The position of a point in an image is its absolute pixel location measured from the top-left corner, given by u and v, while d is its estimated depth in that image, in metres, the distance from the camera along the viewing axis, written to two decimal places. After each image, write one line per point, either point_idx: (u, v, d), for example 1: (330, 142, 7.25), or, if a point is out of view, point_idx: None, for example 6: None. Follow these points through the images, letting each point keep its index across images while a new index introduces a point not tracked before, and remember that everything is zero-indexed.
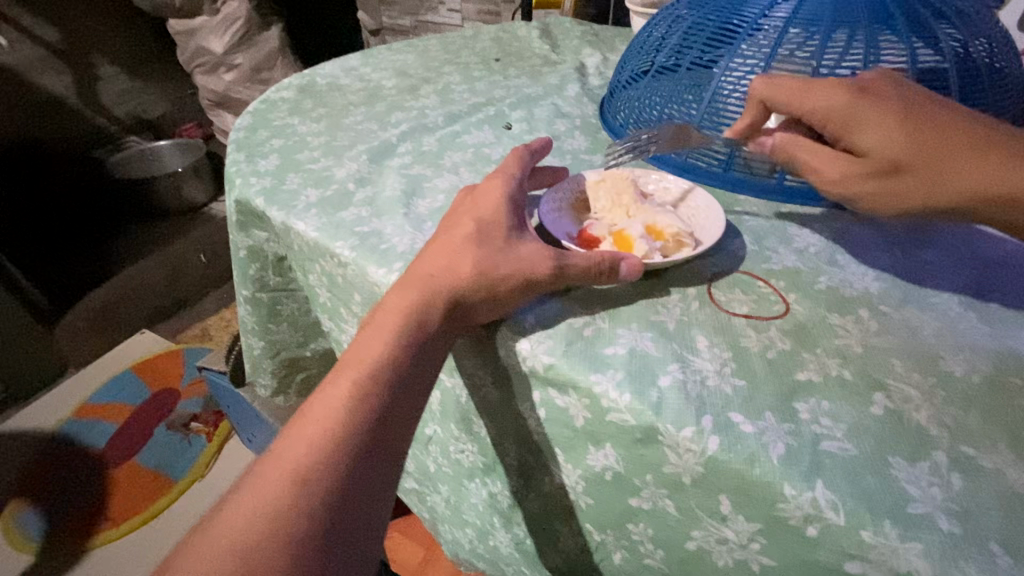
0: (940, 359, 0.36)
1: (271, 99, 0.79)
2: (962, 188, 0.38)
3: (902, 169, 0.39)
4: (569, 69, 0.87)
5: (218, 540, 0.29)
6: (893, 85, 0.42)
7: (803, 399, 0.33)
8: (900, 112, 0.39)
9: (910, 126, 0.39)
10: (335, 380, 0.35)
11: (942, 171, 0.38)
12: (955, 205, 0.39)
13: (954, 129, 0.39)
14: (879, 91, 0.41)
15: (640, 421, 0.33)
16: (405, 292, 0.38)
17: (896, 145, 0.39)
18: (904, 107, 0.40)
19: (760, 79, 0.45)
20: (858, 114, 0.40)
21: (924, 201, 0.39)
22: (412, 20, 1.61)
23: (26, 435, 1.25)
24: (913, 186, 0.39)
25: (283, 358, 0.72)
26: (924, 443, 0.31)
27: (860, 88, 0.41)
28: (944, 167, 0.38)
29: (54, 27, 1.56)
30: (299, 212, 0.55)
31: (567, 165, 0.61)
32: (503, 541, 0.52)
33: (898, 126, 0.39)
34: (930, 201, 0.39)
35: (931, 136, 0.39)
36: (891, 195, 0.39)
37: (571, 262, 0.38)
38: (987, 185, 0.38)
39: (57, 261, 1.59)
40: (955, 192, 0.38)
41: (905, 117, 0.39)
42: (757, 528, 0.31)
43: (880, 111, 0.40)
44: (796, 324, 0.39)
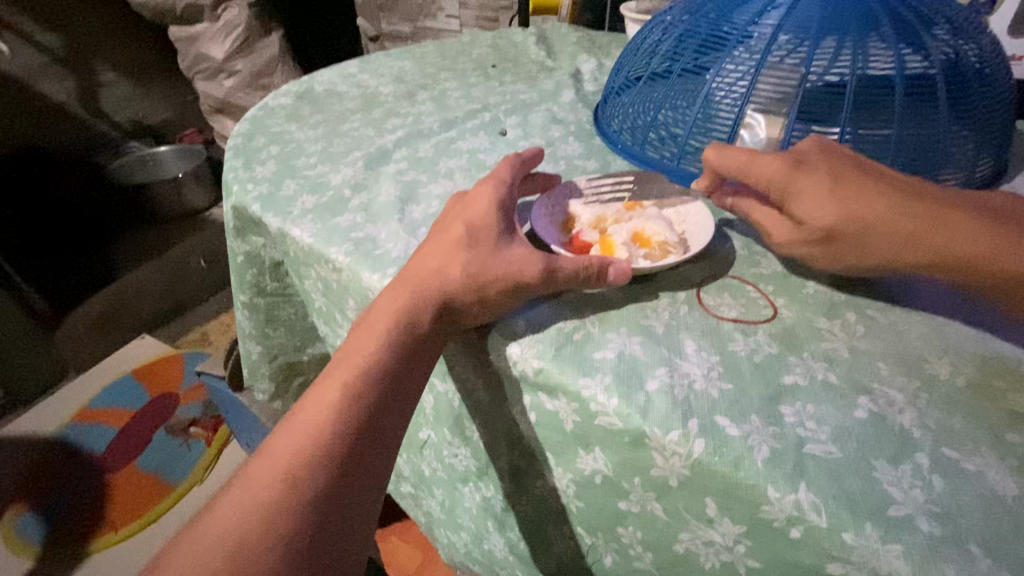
0: (925, 362, 0.36)
1: (269, 106, 0.80)
2: (904, 253, 0.38)
3: (838, 236, 0.39)
4: (565, 75, 0.88)
5: (207, 538, 0.30)
6: (830, 153, 0.42)
7: (788, 403, 0.34)
8: (832, 179, 0.39)
9: (847, 192, 0.39)
10: (326, 381, 0.35)
11: (879, 237, 0.38)
12: (896, 266, 0.39)
13: (886, 194, 0.39)
14: (813, 160, 0.41)
15: (628, 425, 0.34)
16: (396, 296, 0.38)
17: (830, 215, 0.38)
18: (840, 176, 0.40)
19: (709, 147, 0.43)
20: (795, 185, 0.40)
21: (862, 263, 0.39)
22: (410, 27, 1.62)
23: (25, 440, 1.25)
24: (848, 252, 0.39)
25: (280, 363, 0.73)
26: (907, 446, 0.31)
27: (799, 158, 0.41)
28: (879, 233, 0.38)
29: (56, 34, 1.58)
30: (296, 218, 0.55)
31: (561, 170, 0.62)
32: (498, 544, 0.52)
33: (831, 195, 0.39)
34: (869, 262, 0.39)
35: (864, 202, 0.38)
36: (832, 258, 0.40)
37: (561, 266, 0.39)
38: (923, 246, 0.37)
39: (57, 265, 1.59)
40: (893, 256, 0.38)
41: (841, 186, 0.39)
42: (742, 531, 0.32)
43: (813, 180, 0.39)
44: (783, 328, 0.39)
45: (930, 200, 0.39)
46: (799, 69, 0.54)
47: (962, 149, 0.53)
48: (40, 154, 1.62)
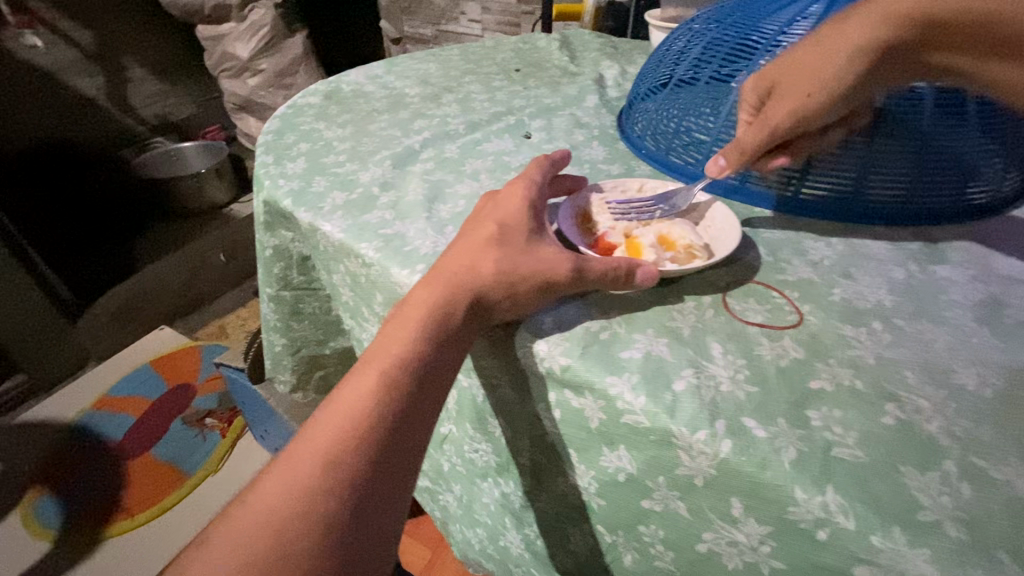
0: (952, 372, 0.36)
1: (298, 104, 0.82)
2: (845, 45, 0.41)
3: (787, 76, 0.45)
4: (589, 80, 0.89)
5: (249, 519, 0.31)
6: None
7: (815, 406, 0.34)
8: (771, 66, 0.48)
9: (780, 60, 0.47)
10: (363, 370, 0.36)
11: (835, 36, 0.42)
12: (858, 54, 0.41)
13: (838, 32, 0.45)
14: None
15: (654, 423, 0.34)
16: (430, 289, 0.39)
17: (791, 59, 0.45)
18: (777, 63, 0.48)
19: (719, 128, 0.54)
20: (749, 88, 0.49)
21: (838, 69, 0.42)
22: (433, 30, 1.64)
23: (46, 426, 1.28)
24: (806, 74, 0.43)
25: (302, 356, 0.74)
26: (934, 453, 0.31)
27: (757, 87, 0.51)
28: (836, 30, 0.42)
29: (88, 31, 1.62)
30: (326, 214, 0.57)
31: (585, 174, 0.63)
32: (514, 542, 0.53)
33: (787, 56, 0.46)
34: (845, 61, 0.41)
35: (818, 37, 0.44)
36: (812, 81, 0.43)
37: (590, 266, 0.39)
38: (850, 26, 0.41)
39: (81, 256, 1.63)
40: (857, 40, 0.40)
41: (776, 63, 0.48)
42: (767, 531, 0.32)
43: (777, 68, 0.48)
44: (809, 334, 0.39)
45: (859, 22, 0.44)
46: None
47: (989, 163, 0.53)
48: (69, 147, 1.66)
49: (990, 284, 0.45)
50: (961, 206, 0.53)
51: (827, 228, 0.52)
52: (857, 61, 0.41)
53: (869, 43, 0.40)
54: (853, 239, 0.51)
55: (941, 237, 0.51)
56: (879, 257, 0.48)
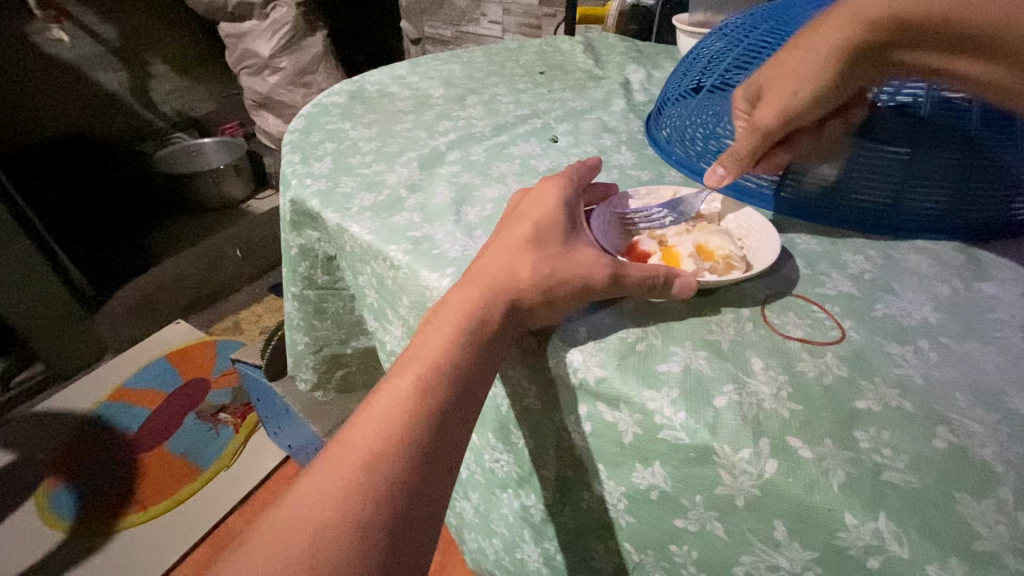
0: (1004, 396, 0.35)
1: (323, 104, 0.82)
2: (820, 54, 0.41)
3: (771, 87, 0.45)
4: (614, 84, 0.88)
5: (288, 521, 0.30)
6: None
7: (862, 428, 0.33)
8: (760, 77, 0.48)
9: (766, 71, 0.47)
10: (400, 373, 0.36)
11: (807, 46, 0.42)
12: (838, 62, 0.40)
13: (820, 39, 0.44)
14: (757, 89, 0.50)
15: (694, 441, 0.33)
16: (467, 292, 0.39)
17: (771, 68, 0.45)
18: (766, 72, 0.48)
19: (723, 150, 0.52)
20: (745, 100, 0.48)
21: (810, 79, 0.42)
22: (453, 31, 1.64)
23: (63, 416, 1.29)
24: (789, 84, 0.43)
25: (324, 355, 0.74)
26: (989, 481, 0.30)
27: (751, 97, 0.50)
28: (807, 41, 0.42)
29: (113, 26, 1.64)
30: (354, 215, 0.56)
31: (614, 179, 0.62)
32: (532, 554, 0.52)
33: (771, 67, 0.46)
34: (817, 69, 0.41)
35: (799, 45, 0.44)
36: (790, 90, 0.43)
37: (629, 271, 0.39)
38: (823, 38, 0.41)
39: (100, 249, 1.65)
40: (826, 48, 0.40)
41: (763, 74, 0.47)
42: (812, 557, 0.31)
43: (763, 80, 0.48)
44: (852, 351, 0.38)
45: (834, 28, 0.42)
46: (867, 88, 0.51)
47: None
48: (91, 141, 1.68)
49: None
50: (1003, 221, 0.52)
51: (865, 241, 0.51)
52: (823, 74, 0.41)
53: (839, 55, 0.40)
54: (892, 253, 0.50)
55: (984, 254, 0.50)
56: (921, 273, 0.47)
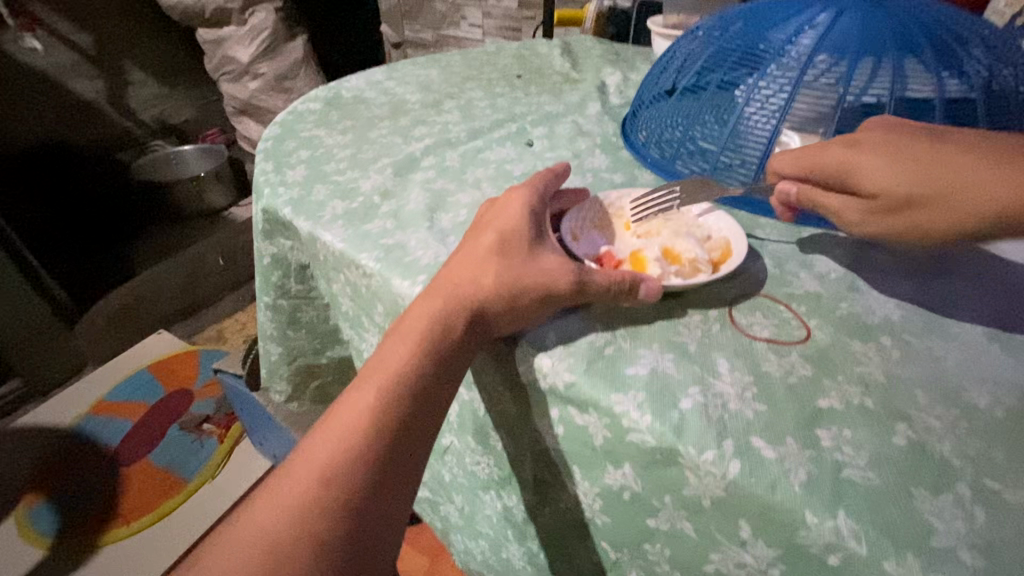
0: (963, 391, 0.36)
1: (298, 111, 0.81)
2: (976, 210, 0.35)
3: (910, 201, 0.37)
4: (590, 87, 0.89)
5: (242, 536, 0.30)
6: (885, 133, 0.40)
7: (824, 426, 0.33)
8: (890, 146, 0.38)
9: (902, 152, 0.38)
10: (361, 384, 0.36)
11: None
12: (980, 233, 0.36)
13: (1009, 146, 0.37)
14: (867, 139, 0.40)
15: (661, 443, 0.34)
16: (431, 301, 0.39)
17: (960, 171, 0.36)
18: (894, 144, 0.39)
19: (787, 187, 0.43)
20: (856, 162, 0.39)
21: (990, 222, 0.36)
22: (433, 35, 1.64)
23: (42, 431, 1.27)
24: (915, 213, 0.37)
25: (300, 365, 0.73)
26: (946, 475, 0.31)
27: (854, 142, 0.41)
28: (972, 180, 0.36)
29: (87, 34, 1.61)
30: (326, 223, 0.56)
31: (588, 183, 0.62)
32: (516, 555, 0.51)
33: (941, 149, 0.38)
34: (1010, 218, 0.35)
35: (999, 154, 0.37)
36: (917, 216, 0.37)
37: (593, 278, 0.39)
38: (995, 196, 0.35)
39: (79, 260, 1.62)
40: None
41: (894, 150, 0.38)
42: (777, 554, 0.31)
43: (915, 140, 0.39)
44: (817, 349, 0.39)
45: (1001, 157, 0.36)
46: (836, 88, 0.54)
47: None
48: (68, 150, 1.65)
49: (1000, 295, 0.44)
50: None
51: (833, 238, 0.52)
52: (964, 218, 0.36)
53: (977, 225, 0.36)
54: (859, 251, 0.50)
55: None
56: (886, 267, 0.47)
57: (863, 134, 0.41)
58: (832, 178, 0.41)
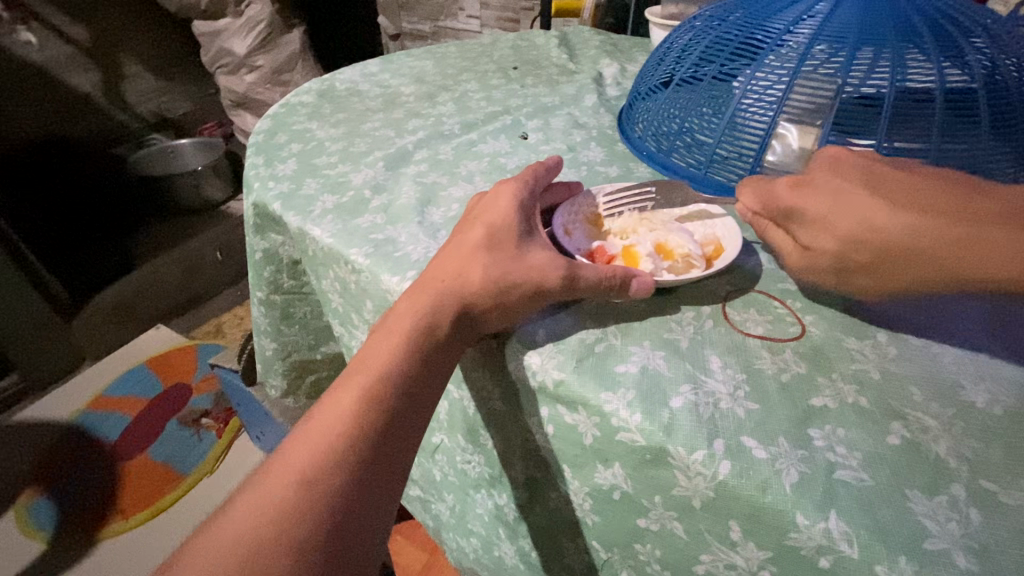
0: (960, 389, 0.35)
1: (291, 103, 0.80)
2: (909, 273, 0.36)
3: (848, 261, 0.38)
4: (587, 79, 0.87)
5: (224, 540, 0.29)
6: (835, 173, 0.40)
7: (817, 425, 0.33)
8: (836, 197, 0.38)
9: (845, 206, 0.38)
10: (345, 383, 0.35)
11: (960, 257, 0.35)
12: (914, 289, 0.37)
13: (949, 203, 0.37)
14: (816, 182, 0.40)
15: (650, 443, 0.33)
16: (417, 298, 0.38)
17: (899, 234, 0.36)
18: (839, 195, 0.38)
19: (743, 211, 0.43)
20: (800, 212, 0.39)
21: (916, 282, 0.36)
22: (431, 26, 1.62)
23: (40, 426, 1.27)
24: (853, 272, 0.38)
25: (294, 361, 0.73)
26: (941, 476, 0.30)
27: (803, 183, 0.40)
28: (908, 243, 0.36)
29: (82, 27, 1.60)
30: (315, 218, 0.55)
31: (582, 176, 0.61)
32: (507, 554, 0.51)
33: (885, 207, 0.37)
34: (933, 282, 0.36)
35: (940, 212, 0.36)
36: (853, 273, 0.38)
37: (583, 273, 0.38)
38: (931, 261, 0.35)
39: (75, 254, 1.61)
40: (967, 273, 0.35)
41: (837, 203, 0.38)
42: (767, 556, 0.31)
43: (861, 192, 0.38)
44: (811, 347, 0.38)
45: (940, 216, 0.36)
46: (834, 79, 0.52)
47: (1003, 167, 0.50)
48: (63, 144, 1.64)
49: None
50: None
51: None
52: (896, 279, 0.37)
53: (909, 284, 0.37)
54: None
55: None
56: None
57: (816, 172, 0.40)
58: (781, 217, 0.41)
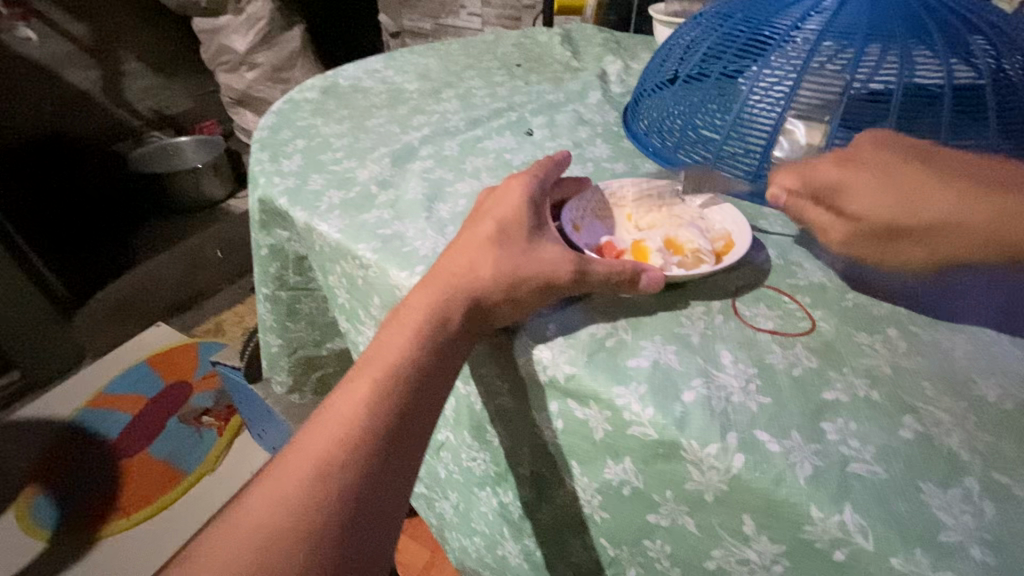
0: (972, 383, 0.35)
1: (295, 99, 0.80)
2: (959, 241, 0.37)
3: (899, 228, 0.37)
4: (591, 76, 0.87)
5: (237, 532, 0.29)
6: (874, 151, 0.41)
7: (829, 419, 0.33)
8: (882, 169, 0.39)
9: (892, 177, 0.39)
10: (357, 376, 0.35)
11: (1004, 224, 0.36)
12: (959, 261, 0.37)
13: (987, 179, 0.38)
14: (858, 158, 0.41)
15: (663, 436, 0.33)
16: (428, 291, 0.38)
17: (948, 202, 0.37)
18: (883, 168, 0.39)
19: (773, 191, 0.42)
20: (846, 181, 0.39)
21: (963, 251, 0.37)
22: (432, 24, 1.62)
23: (41, 423, 1.26)
24: (901, 241, 0.38)
25: (298, 358, 0.72)
26: (955, 469, 0.30)
27: (845, 159, 0.41)
28: (956, 210, 0.37)
29: (83, 23, 1.59)
30: (322, 213, 0.55)
31: (588, 173, 0.61)
32: (513, 551, 0.51)
33: (929, 179, 0.38)
34: (980, 248, 0.36)
35: (983, 185, 0.38)
36: (900, 243, 0.38)
37: (594, 267, 0.38)
38: (978, 227, 0.36)
39: (75, 252, 1.61)
40: (1010, 241, 0.36)
41: (883, 174, 0.39)
42: (780, 550, 0.31)
43: (908, 165, 0.39)
44: (822, 342, 0.38)
45: (980, 189, 0.37)
46: (842, 75, 0.52)
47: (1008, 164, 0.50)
48: (63, 141, 1.63)
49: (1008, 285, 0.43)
50: None
51: None
52: (945, 250, 0.37)
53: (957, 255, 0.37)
54: None
55: None
56: None
57: (857, 151, 0.41)
58: (824, 192, 0.40)
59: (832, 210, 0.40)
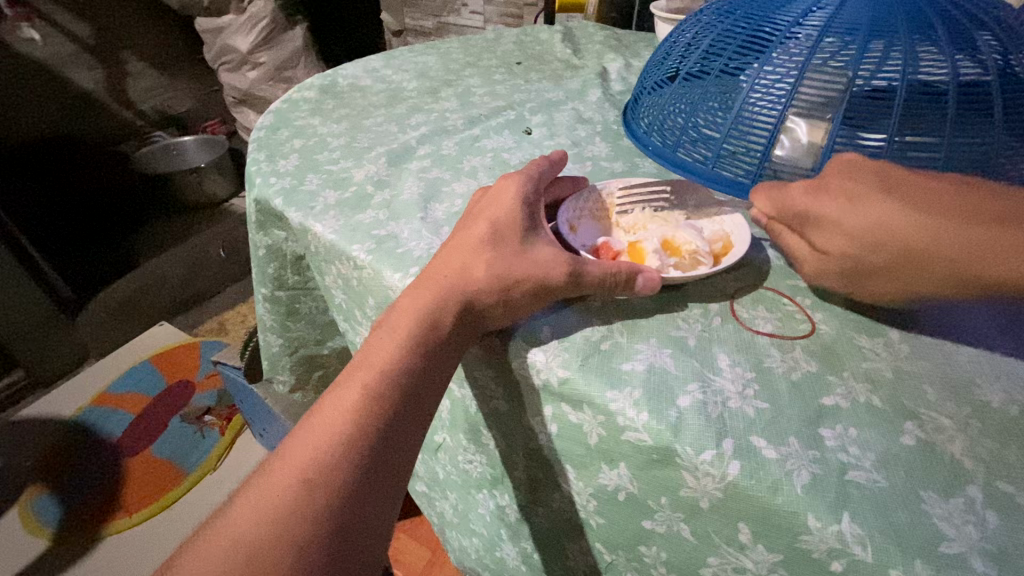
0: (975, 388, 0.34)
1: (293, 99, 0.80)
2: (928, 281, 0.36)
3: (866, 266, 0.37)
4: (591, 74, 0.86)
5: (223, 542, 0.29)
6: (850, 177, 0.39)
7: (828, 425, 0.32)
8: (853, 200, 0.37)
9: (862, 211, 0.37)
10: (346, 382, 0.35)
11: (977, 262, 0.34)
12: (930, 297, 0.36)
13: (969, 207, 0.36)
14: (831, 186, 0.39)
15: (657, 442, 0.32)
16: (419, 294, 0.38)
17: (917, 237, 0.35)
18: (854, 200, 0.37)
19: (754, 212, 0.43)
20: (815, 216, 0.38)
21: (932, 289, 0.36)
22: (433, 23, 1.62)
23: (45, 423, 1.27)
24: (869, 278, 0.37)
25: (297, 358, 0.72)
26: (957, 477, 0.29)
27: (818, 187, 0.39)
28: (925, 249, 0.35)
29: (85, 23, 1.59)
30: (318, 214, 0.55)
31: (587, 172, 0.60)
32: (511, 553, 0.50)
33: (902, 209, 0.36)
34: (950, 287, 0.35)
35: (960, 216, 0.35)
36: (869, 280, 0.37)
37: (588, 269, 0.37)
38: (948, 266, 0.35)
39: (79, 251, 1.61)
40: (983, 280, 0.35)
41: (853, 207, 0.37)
42: (777, 560, 0.30)
43: (881, 193, 0.37)
44: (822, 344, 0.37)
45: (959, 221, 0.35)
46: (844, 72, 0.51)
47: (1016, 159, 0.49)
48: (67, 141, 1.64)
49: None
50: None
51: None
52: (911, 289, 0.36)
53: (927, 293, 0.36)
54: None
55: None
56: None
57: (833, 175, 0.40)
58: (795, 221, 0.40)
59: (804, 241, 0.40)
